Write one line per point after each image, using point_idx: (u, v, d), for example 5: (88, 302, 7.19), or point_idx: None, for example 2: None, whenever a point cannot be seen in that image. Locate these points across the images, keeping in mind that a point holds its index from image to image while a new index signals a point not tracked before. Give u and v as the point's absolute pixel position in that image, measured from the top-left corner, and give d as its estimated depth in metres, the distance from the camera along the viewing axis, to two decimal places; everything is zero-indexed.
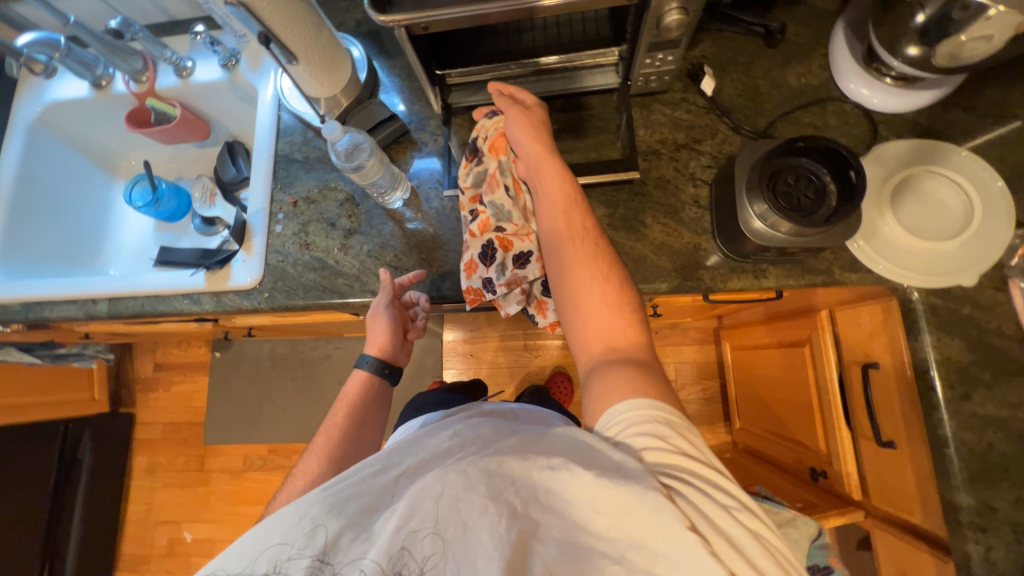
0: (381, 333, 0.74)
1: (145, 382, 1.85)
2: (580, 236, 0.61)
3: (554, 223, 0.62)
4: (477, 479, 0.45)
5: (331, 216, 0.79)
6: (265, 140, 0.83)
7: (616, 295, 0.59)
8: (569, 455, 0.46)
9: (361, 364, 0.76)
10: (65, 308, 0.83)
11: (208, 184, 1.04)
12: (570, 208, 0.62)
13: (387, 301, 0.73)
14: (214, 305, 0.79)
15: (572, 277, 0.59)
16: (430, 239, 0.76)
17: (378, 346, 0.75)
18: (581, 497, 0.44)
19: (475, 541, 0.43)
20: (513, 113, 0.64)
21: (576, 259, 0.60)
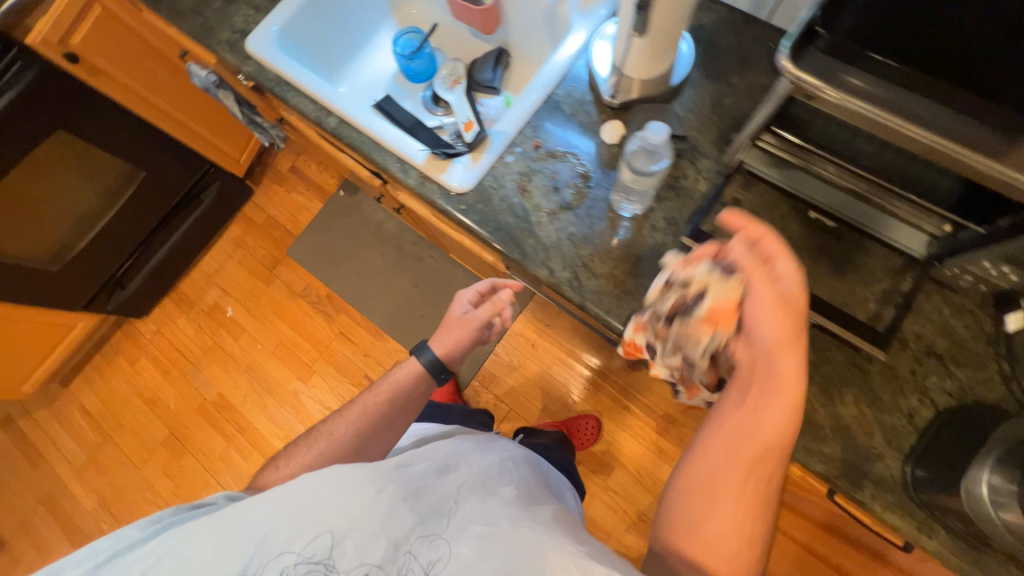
0: (457, 341, 0.82)
1: (276, 173, 2.01)
2: (750, 477, 0.57)
3: (740, 419, 0.58)
4: (524, 535, 0.60)
5: (558, 180, 0.78)
6: (550, 78, 0.83)
7: (752, 525, 0.57)
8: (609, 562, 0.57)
9: (420, 358, 0.80)
10: (305, 101, 0.89)
11: (457, 70, 1.05)
12: (761, 446, 0.57)
13: (487, 313, 0.83)
14: (416, 184, 0.81)
15: (714, 490, 0.58)
16: (630, 262, 0.73)
17: (446, 348, 0.82)
18: None
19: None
20: (766, 289, 0.56)
21: (730, 482, 0.58)
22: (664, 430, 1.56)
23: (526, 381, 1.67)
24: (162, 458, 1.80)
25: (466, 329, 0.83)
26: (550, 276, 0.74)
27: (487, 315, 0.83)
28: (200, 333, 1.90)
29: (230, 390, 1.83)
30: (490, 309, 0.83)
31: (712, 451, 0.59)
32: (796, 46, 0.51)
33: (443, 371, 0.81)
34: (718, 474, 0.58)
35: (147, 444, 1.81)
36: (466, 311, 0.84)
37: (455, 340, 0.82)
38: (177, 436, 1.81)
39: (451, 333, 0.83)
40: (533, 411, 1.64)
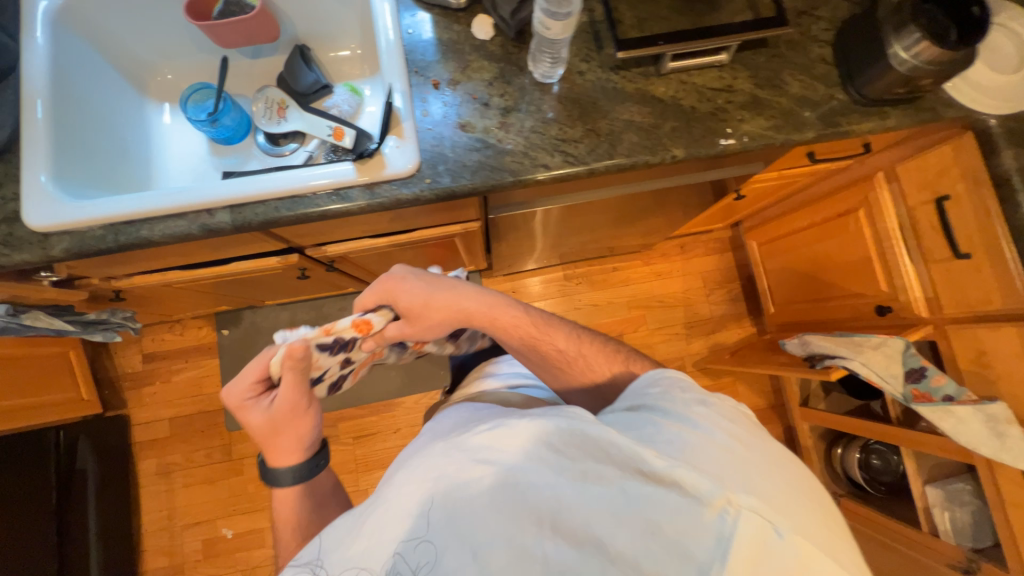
0: (302, 432, 0.73)
1: (135, 376, 1.58)
2: (544, 351, 0.84)
3: (509, 309, 0.84)
4: (433, 460, 0.56)
5: (481, 97, 0.76)
6: (386, 25, 0.77)
7: (606, 354, 0.84)
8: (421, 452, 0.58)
9: (283, 479, 0.74)
10: (170, 224, 0.71)
11: (274, 97, 0.92)
12: (538, 318, 0.85)
13: (297, 390, 0.69)
14: (369, 198, 0.72)
15: (533, 342, 0.84)
16: (592, 109, 0.76)
17: (292, 450, 0.74)
18: (425, 476, 0.54)
19: (468, 494, 0.53)
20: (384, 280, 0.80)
21: (528, 328, 0.84)
22: (649, 259, 1.74)
23: None
24: None
25: (299, 422, 0.72)
26: (549, 169, 0.74)
27: (301, 392, 0.69)
28: None
29: None
30: (293, 392, 0.68)
31: (525, 356, 0.86)
32: None
33: (315, 456, 0.77)
34: (537, 362, 0.86)
35: None
36: (269, 408, 0.70)
37: (298, 435, 0.73)
38: None
39: (281, 441, 0.72)
40: None
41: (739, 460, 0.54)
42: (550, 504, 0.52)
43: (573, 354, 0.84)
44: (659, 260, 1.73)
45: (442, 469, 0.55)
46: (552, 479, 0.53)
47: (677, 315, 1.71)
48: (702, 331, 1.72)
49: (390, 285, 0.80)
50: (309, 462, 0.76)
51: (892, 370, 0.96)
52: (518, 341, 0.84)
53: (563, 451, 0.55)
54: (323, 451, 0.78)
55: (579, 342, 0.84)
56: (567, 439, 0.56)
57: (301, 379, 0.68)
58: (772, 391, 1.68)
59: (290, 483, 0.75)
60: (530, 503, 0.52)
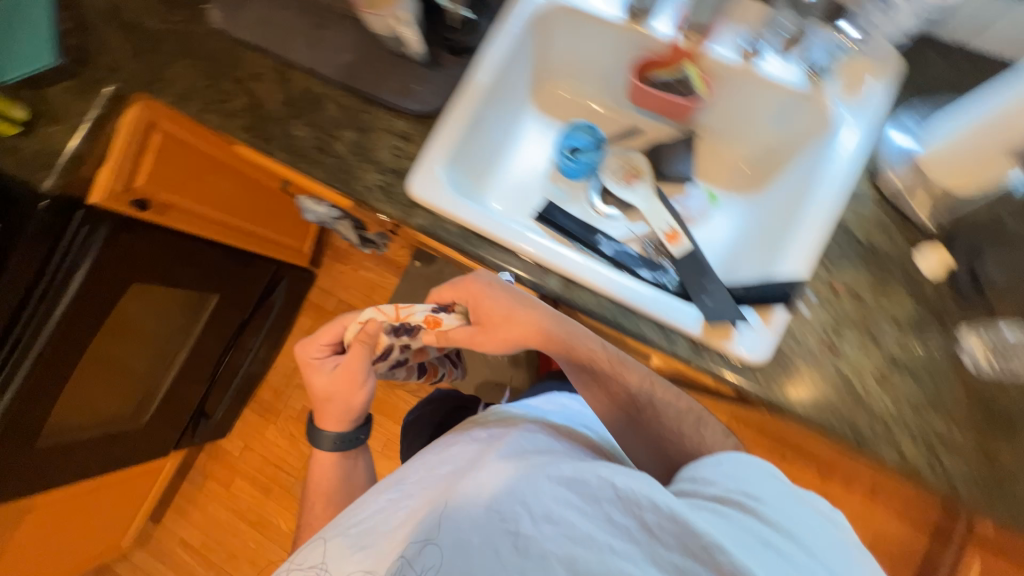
0: (350, 403, 0.85)
1: (337, 251, 1.80)
2: (611, 388, 0.79)
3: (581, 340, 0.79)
4: (466, 464, 0.70)
5: (880, 334, 0.63)
6: (828, 197, 0.67)
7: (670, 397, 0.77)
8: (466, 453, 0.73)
9: (324, 443, 0.90)
10: (508, 259, 0.72)
11: (636, 163, 0.87)
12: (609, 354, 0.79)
13: (357, 363, 0.83)
14: (693, 359, 0.65)
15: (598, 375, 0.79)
16: (1000, 429, 0.60)
17: (338, 419, 0.87)
18: (457, 474, 0.69)
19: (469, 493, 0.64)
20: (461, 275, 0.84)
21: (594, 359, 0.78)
22: None
23: None
24: None
25: (350, 393, 0.85)
26: (902, 460, 0.60)
27: (360, 365, 0.83)
28: (294, 441, 1.74)
29: None
30: (354, 363, 0.82)
31: (593, 396, 0.80)
32: None
33: (357, 432, 0.91)
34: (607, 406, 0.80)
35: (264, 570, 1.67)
36: (333, 370, 0.85)
37: (347, 406, 0.86)
38: None
39: (333, 407, 0.86)
40: None
41: (724, 523, 0.53)
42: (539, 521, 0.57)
43: (642, 390, 0.77)
44: None
45: (469, 472, 0.68)
46: (515, 504, 0.59)
47: None
48: None
49: (473, 287, 0.79)
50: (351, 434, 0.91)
51: None
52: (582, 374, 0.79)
53: (528, 482, 0.61)
54: (364, 427, 0.92)
55: (650, 380, 0.78)
56: (528, 475, 0.62)
57: (362, 351, 0.83)
58: None
59: (333, 448, 0.90)
60: (517, 515, 0.58)
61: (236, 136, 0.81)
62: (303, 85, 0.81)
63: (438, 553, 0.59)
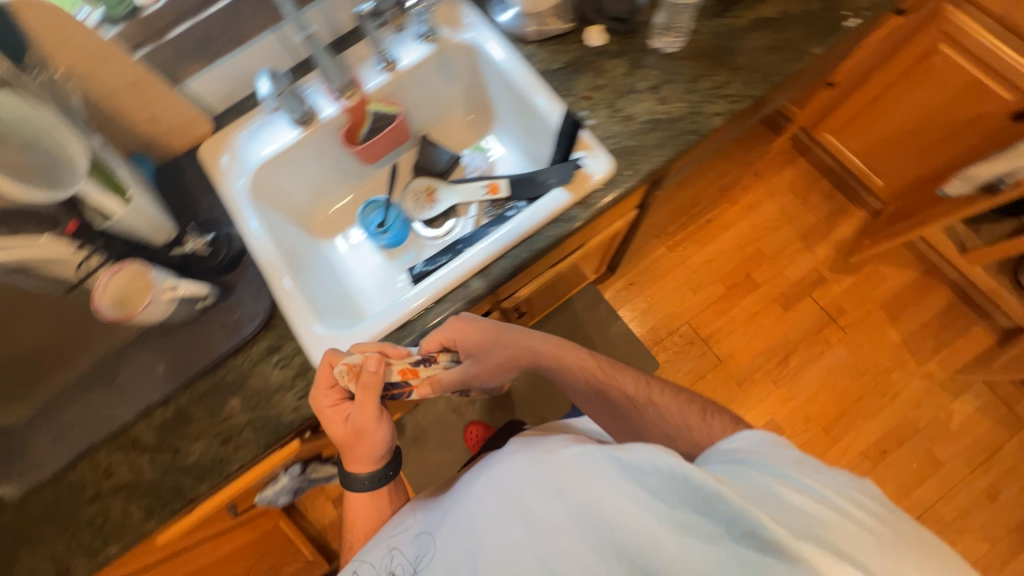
0: (373, 448, 0.72)
1: (334, 523, 1.58)
2: (613, 397, 0.74)
3: (560, 362, 0.78)
4: (494, 465, 0.66)
5: (630, 87, 0.82)
6: (521, 72, 0.85)
7: (673, 403, 0.70)
8: (496, 458, 0.68)
9: (355, 484, 0.76)
10: (436, 312, 0.76)
11: (420, 187, 1.00)
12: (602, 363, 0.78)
13: (370, 408, 0.68)
14: (589, 210, 0.76)
15: (593, 389, 0.76)
16: (723, 52, 0.83)
17: (365, 459, 0.74)
18: (478, 478, 0.67)
19: (475, 493, 0.64)
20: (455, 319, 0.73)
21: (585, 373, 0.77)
22: (732, 199, 1.77)
23: (664, 298, 1.70)
24: None
25: (371, 438, 0.70)
26: (721, 115, 0.79)
27: (376, 409, 0.68)
28: None
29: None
30: (368, 407, 0.68)
31: (590, 399, 0.78)
32: None
33: (387, 466, 0.77)
34: (604, 404, 0.77)
35: None
36: (346, 422, 0.69)
37: (370, 447, 0.72)
38: None
39: (356, 449, 0.72)
40: (692, 300, 1.69)
41: (744, 483, 0.49)
42: (571, 517, 0.53)
43: (642, 401, 0.71)
44: (743, 195, 1.78)
45: (490, 470, 0.66)
46: (524, 492, 0.58)
47: (788, 233, 1.73)
48: (819, 237, 1.72)
49: (454, 330, 0.73)
50: (380, 473, 0.76)
51: None
52: (582, 386, 0.78)
53: (533, 473, 0.59)
54: (395, 460, 0.78)
55: (649, 387, 0.73)
56: (537, 463, 0.60)
57: (373, 395, 0.68)
58: (916, 258, 1.66)
59: (365, 489, 0.77)
60: (546, 522, 0.54)
61: (152, 525, 0.70)
62: (155, 425, 0.74)
63: (447, 533, 0.64)
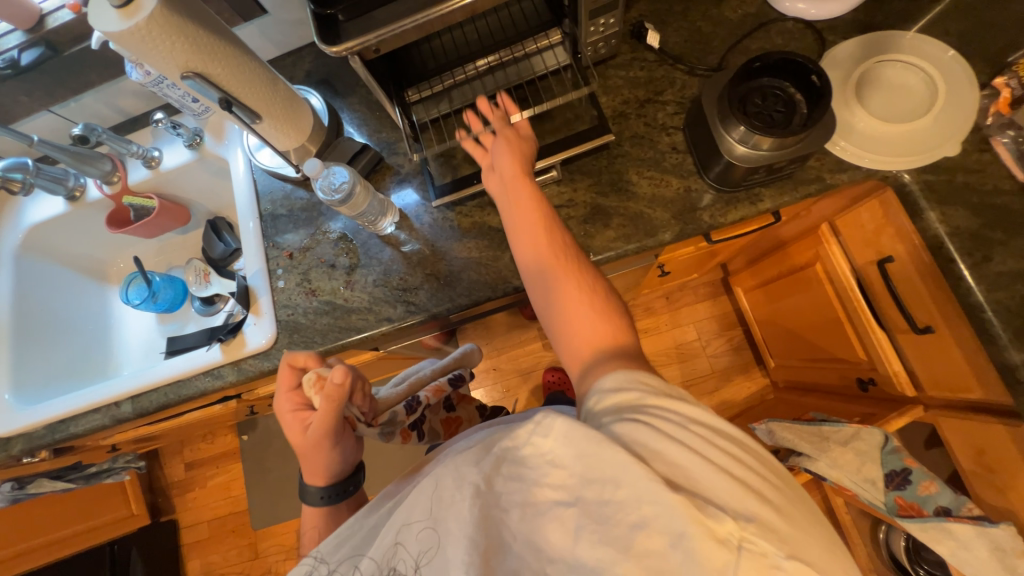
0: (334, 459, 0.64)
1: (179, 484, 1.80)
2: (552, 225, 0.60)
3: (528, 224, 0.60)
4: (454, 470, 0.49)
5: (328, 259, 0.79)
6: (247, 205, 0.84)
7: (611, 320, 0.55)
8: (455, 458, 0.50)
9: (310, 496, 0.66)
10: (90, 419, 0.83)
11: (200, 266, 1.02)
12: (545, 209, 0.61)
13: (329, 422, 0.61)
14: (237, 374, 0.78)
15: (561, 303, 0.56)
16: (429, 254, 0.76)
17: (322, 470, 0.65)
18: (432, 483, 0.50)
19: (438, 488, 0.49)
20: (503, 133, 0.65)
21: (520, 184, 0.62)
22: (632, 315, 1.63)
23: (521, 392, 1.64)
24: None
25: (331, 448, 0.64)
26: (392, 322, 0.75)
27: (338, 420, 0.62)
28: None
29: None
30: (327, 419, 0.61)
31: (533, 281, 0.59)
32: (324, 33, 0.58)
33: (348, 481, 0.68)
34: (559, 294, 0.56)
35: None
36: (305, 432, 0.63)
37: (329, 459, 0.64)
38: None
39: (310, 460, 0.64)
40: None
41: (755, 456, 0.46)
42: (586, 529, 0.42)
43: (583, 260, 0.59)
44: (643, 316, 1.61)
45: (443, 476, 0.49)
46: (461, 489, 0.47)
47: (672, 374, 1.56)
48: (703, 389, 1.55)
49: (508, 133, 0.65)
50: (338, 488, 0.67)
51: (865, 473, 0.78)
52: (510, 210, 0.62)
53: (479, 482, 0.47)
54: (356, 474, 0.69)
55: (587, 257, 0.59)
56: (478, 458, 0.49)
57: (335, 406, 0.61)
58: None
59: (319, 506, 0.66)
60: (561, 533, 0.43)
61: None
62: None
63: (395, 540, 0.49)
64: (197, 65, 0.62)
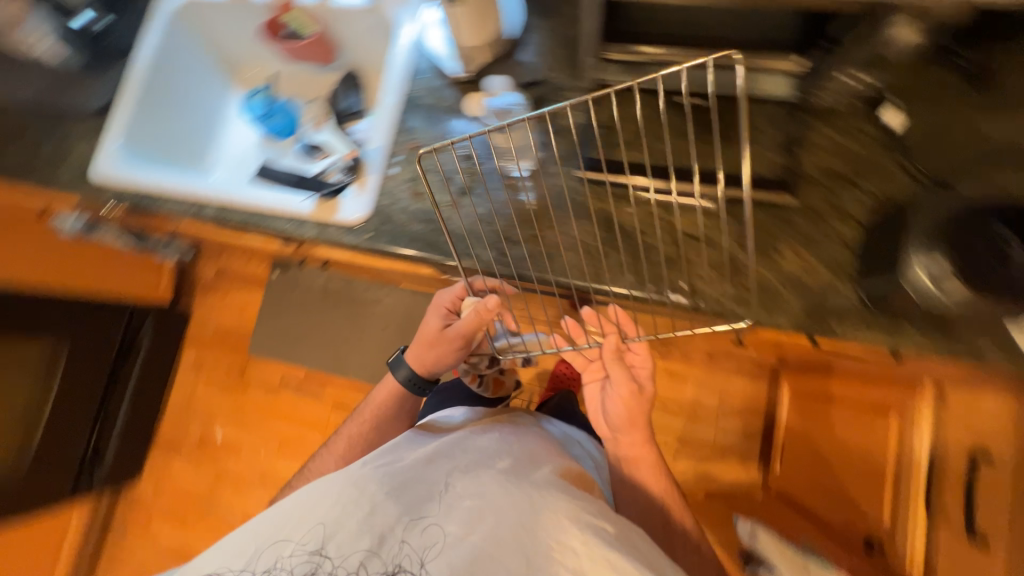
0: (444, 361, 0.81)
1: (205, 283, 1.92)
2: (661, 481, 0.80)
3: (644, 474, 0.81)
4: (525, 511, 0.63)
5: (447, 170, 0.77)
6: (398, 81, 0.81)
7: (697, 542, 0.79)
8: (529, 505, 0.64)
9: (399, 372, 0.84)
10: (175, 204, 0.86)
11: (318, 109, 1.04)
12: (655, 463, 0.81)
13: (466, 331, 0.76)
14: (317, 232, 0.79)
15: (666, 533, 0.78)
16: (542, 215, 0.73)
17: (426, 365, 0.83)
18: (501, 513, 0.62)
19: (504, 517, 0.62)
20: (620, 384, 0.76)
21: (634, 444, 0.81)
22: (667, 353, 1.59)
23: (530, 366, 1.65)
24: None
25: (448, 350, 0.79)
26: (477, 262, 0.73)
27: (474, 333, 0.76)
28: (200, 465, 1.83)
29: (254, 507, 1.77)
30: (469, 325, 0.74)
31: (637, 511, 0.79)
32: None
33: (428, 381, 0.85)
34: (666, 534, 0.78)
35: None
36: (443, 327, 0.78)
37: (441, 358, 0.81)
38: None
39: (428, 350, 0.81)
40: None
41: None
42: None
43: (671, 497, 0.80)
44: (678, 360, 1.57)
45: (510, 512, 0.63)
46: (524, 532, 0.60)
47: (674, 424, 1.54)
48: (695, 453, 1.53)
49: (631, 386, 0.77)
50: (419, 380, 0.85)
51: None
52: (629, 464, 0.82)
53: (536, 536, 0.60)
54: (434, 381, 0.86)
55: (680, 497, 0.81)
56: (547, 518, 0.63)
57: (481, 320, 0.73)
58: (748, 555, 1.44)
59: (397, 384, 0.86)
60: None
61: None
62: None
63: (448, 535, 0.61)
64: None
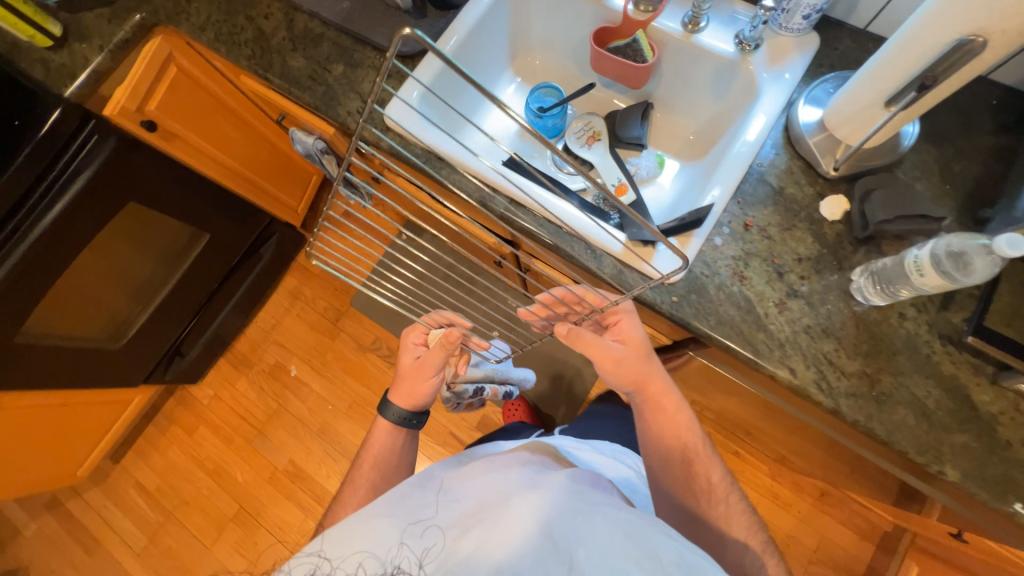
0: (423, 391, 0.81)
1: None
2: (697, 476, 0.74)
3: (670, 449, 0.76)
4: (521, 504, 0.54)
5: (781, 264, 0.70)
6: (748, 147, 0.74)
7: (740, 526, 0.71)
8: (522, 495, 0.55)
9: (386, 416, 0.83)
10: (463, 181, 0.82)
11: (595, 126, 0.94)
12: (679, 427, 0.76)
13: (437, 357, 0.78)
14: (615, 275, 0.74)
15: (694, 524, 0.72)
16: (884, 356, 0.65)
17: (413, 399, 0.82)
18: (496, 512, 0.54)
19: (500, 512, 0.54)
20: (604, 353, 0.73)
21: (654, 410, 0.76)
22: (778, 474, 1.49)
23: None
24: (234, 535, 1.67)
25: (427, 380, 0.81)
26: (793, 377, 0.65)
27: (442, 358, 0.78)
28: (262, 393, 1.78)
29: (301, 455, 1.71)
30: (437, 352, 0.78)
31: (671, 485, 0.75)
32: None
33: (419, 416, 0.84)
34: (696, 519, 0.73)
35: (217, 522, 1.69)
36: (414, 359, 0.83)
37: (421, 389, 0.82)
38: (246, 509, 1.68)
39: (407, 386, 0.82)
40: None
41: None
42: None
43: (699, 455, 0.75)
44: (786, 485, 1.48)
45: (509, 509, 0.54)
46: (524, 528, 0.52)
47: None
48: None
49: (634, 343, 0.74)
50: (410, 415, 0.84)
51: None
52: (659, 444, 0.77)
53: (539, 526, 0.51)
54: (427, 414, 0.85)
55: (727, 486, 0.74)
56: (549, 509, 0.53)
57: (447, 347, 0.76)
58: None
59: (392, 424, 0.83)
60: None
61: (242, 64, 0.94)
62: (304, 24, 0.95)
63: (445, 545, 0.53)
64: (993, 43, 0.51)
